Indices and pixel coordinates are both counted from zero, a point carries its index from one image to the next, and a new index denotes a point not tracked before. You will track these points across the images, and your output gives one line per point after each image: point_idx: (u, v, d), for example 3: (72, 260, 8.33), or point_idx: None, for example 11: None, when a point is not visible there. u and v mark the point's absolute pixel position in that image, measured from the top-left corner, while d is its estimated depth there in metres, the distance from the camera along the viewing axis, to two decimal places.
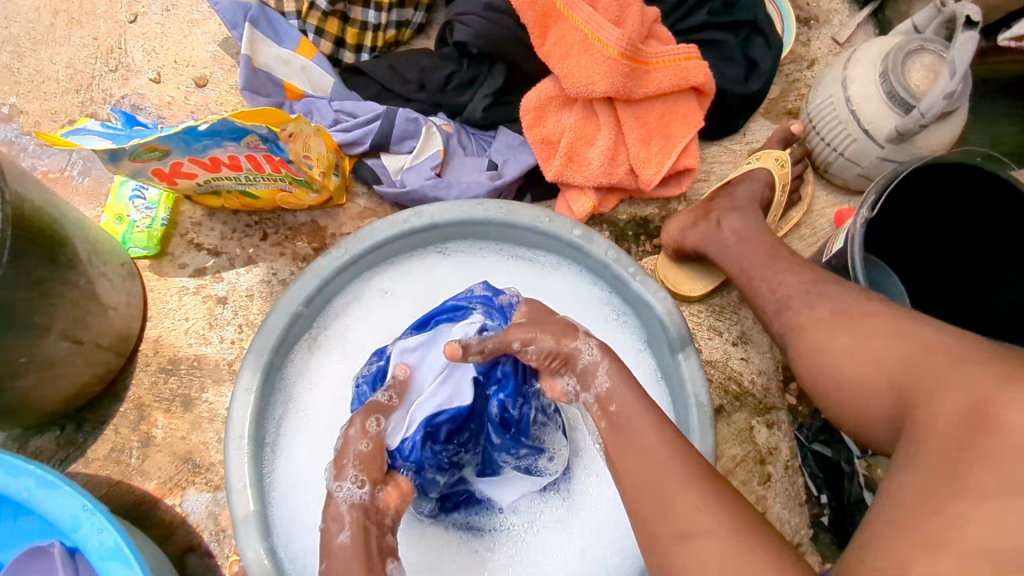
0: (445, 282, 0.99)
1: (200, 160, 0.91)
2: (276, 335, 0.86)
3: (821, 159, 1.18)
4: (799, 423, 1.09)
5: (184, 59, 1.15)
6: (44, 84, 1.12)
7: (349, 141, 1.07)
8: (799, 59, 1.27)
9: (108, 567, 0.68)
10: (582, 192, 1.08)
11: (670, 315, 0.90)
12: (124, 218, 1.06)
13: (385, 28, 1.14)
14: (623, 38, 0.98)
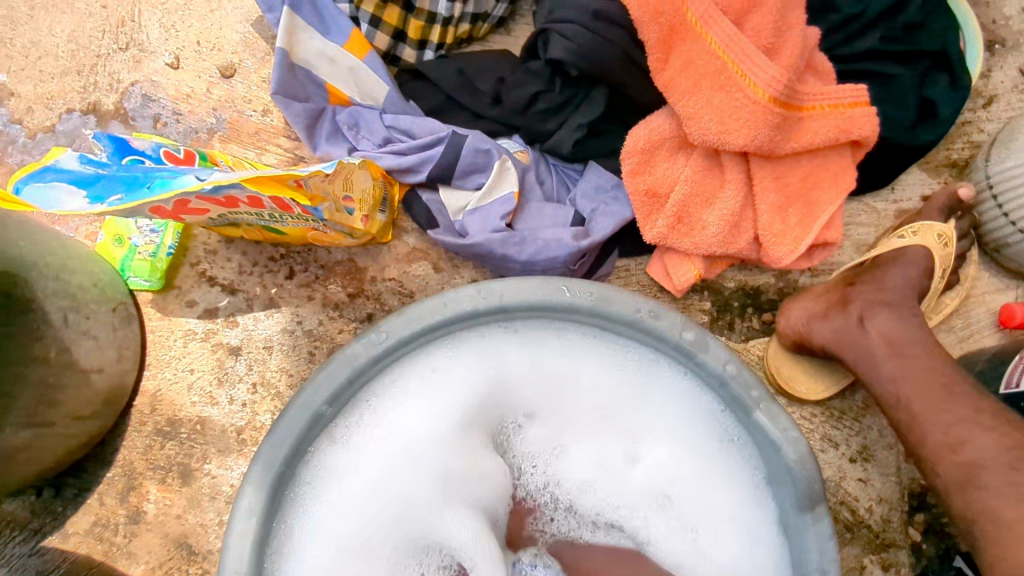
0: (511, 369, 0.76)
1: (214, 198, 0.71)
2: (290, 441, 0.67)
3: (991, 236, 0.92)
4: (922, 566, 0.88)
5: (209, 41, 0.93)
6: (41, 62, 0.92)
7: (402, 168, 0.85)
8: (973, 94, 0.99)
9: None
10: (686, 258, 0.86)
11: (803, 463, 0.68)
12: (125, 240, 0.87)
13: (458, 22, 0.90)
14: (778, 79, 0.73)
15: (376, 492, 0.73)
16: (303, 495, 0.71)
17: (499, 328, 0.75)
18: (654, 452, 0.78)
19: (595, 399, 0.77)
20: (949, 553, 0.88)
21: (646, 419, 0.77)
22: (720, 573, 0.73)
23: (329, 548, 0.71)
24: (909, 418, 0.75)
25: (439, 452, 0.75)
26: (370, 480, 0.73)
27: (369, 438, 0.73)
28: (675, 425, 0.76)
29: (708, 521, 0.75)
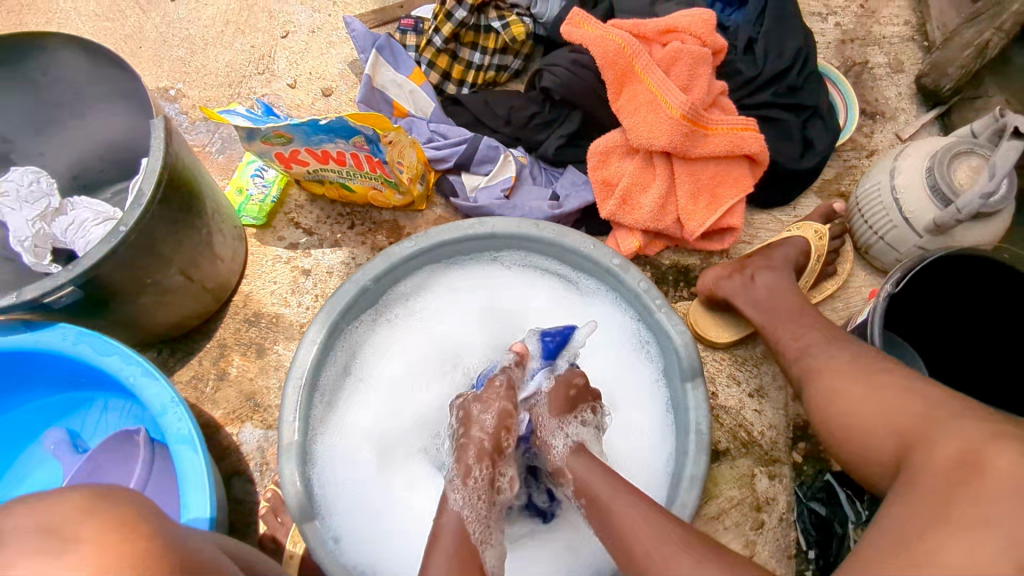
0: (498, 283, 1.15)
1: (314, 151, 1.10)
2: (345, 302, 1.03)
3: (861, 240, 1.26)
4: (802, 481, 1.17)
5: (318, 73, 1.36)
6: (205, 77, 1.35)
7: (437, 157, 1.24)
8: (859, 148, 1.35)
9: (178, 450, 0.84)
10: (630, 232, 1.20)
11: (686, 346, 1.00)
12: (244, 191, 1.26)
13: (486, 69, 1.31)
14: (688, 103, 1.12)
15: (397, 351, 1.12)
16: (351, 343, 1.08)
17: (491, 257, 1.14)
18: (588, 361, 1.11)
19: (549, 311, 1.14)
20: (821, 473, 1.17)
21: (585, 330, 1.12)
22: (627, 438, 1.05)
23: (364, 379, 1.09)
24: (774, 332, 1.05)
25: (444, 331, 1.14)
26: (395, 343, 1.12)
27: (400, 316, 1.13)
28: (604, 335, 1.11)
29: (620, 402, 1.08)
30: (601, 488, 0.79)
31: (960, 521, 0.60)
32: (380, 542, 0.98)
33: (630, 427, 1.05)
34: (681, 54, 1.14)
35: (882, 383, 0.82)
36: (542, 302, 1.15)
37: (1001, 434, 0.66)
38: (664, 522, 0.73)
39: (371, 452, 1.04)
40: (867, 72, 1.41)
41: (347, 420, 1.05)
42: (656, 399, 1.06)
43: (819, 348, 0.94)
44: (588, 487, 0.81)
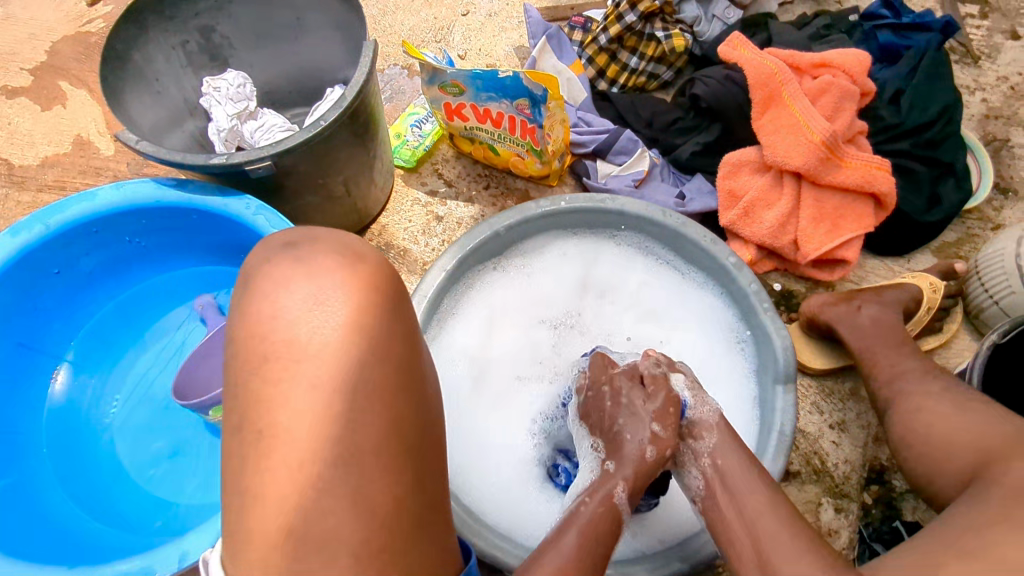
0: (609, 257, 1.24)
1: (477, 108, 1.23)
2: (477, 241, 1.14)
3: (974, 302, 1.27)
4: (868, 522, 1.18)
5: (486, 51, 1.49)
6: (390, 36, 1.51)
7: (578, 141, 1.35)
8: (986, 219, 1.37)
9: None
10: (746, 245, 1.27)
11: (785, 352, 1.06)
12: (401, 137, 1.39)
13: (639, 74, 1.41)
14: (829, 131, 1.19)
15: (506, 294, 1.22)
16: (470, 278, 1.19)
17: (609, 234, 1.23)
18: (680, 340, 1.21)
19: (653, 292, 1.23)
20: (889, 519, 1.19)
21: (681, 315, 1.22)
22: None
23: (473, 312, 1.19)
24: (871, 362, 1.08)
25: (552, 288, 1.24)
26: (505, 287, 1.22)
27: (516, 264, 1.22)
28: (700, 323, 1.20)
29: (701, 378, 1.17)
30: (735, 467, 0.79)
31: None
32: (459, 454, 1.07)
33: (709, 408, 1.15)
34: (830, 87, 1.21)
35: (975, 415, 0.85)
36: (646, 283, 1.23)
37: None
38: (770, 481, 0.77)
39: (466, 375, 1.14)
40: (1007, 150, 1.43)
41: (452, 342, 1.16)
42: (743, 392, 1.14)
43: (913, 375, 0.98)
44: (722, 451, 0.81)
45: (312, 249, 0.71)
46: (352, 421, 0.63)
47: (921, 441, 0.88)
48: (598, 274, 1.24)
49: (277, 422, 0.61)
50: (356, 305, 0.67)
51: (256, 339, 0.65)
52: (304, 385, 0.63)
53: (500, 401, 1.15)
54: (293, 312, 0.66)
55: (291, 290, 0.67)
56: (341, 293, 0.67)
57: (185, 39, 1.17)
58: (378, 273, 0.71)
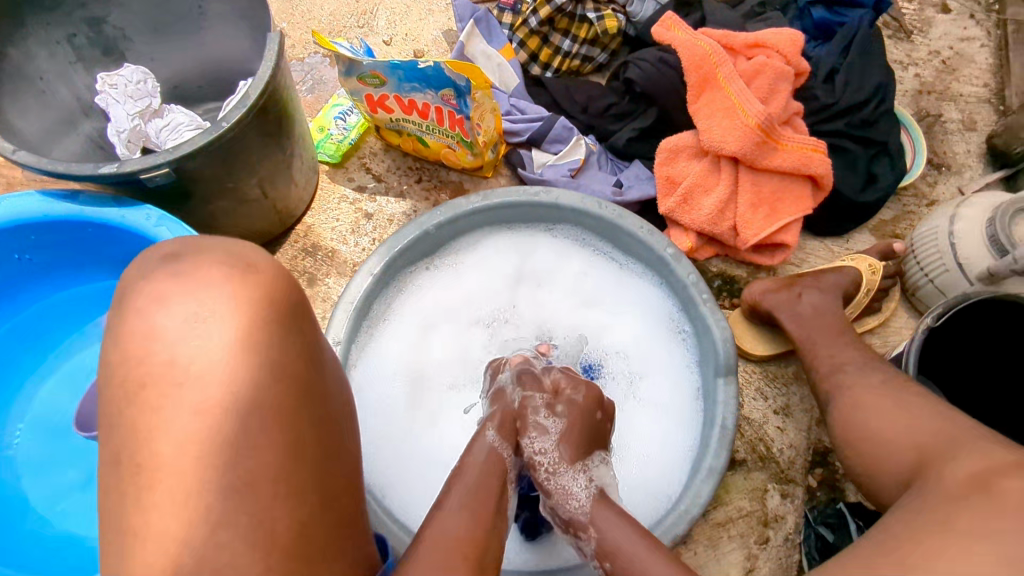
0: (545, 252, 1.20)
1: (401, 99, 1.16)
2: (405, 242, 1.09)
3: (910, 281, 1.27)
4: (814, 505, 1.19)
5: (413, 35, 1.41)
6: (308, 21, 1.42)
7: (512, 130, 1.29)
8: (921, 195, 1.37)
9: None
10: (685, 232, 1.25)
11: (725, 344, 1.04)
12: (325, 130, 1.32)
13: (573, 57, 1.36)
14: (764, 114, 1.16)
15: (440, 296, 1.17)
16: (402, 281, 1.14)
17: (545, 229, 1.19)
18: (622, 334, 1.17)
19: (593, 286, 1.19)
20: (834, 501, 1.19)
21: (622, 308, 1.18)
22: (650, 411, 1.12)
23: (405, 316, 1.14)
24: (812, 351, 1.07)
25: (488, 286, 1.19)
26: (438, 289, 1.17)
27: (450, 264, 1.18)
28: (642, 316, 1.17)
29: (644, 371, 1.15)
30: (623, 539, 0.76)
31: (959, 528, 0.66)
32: (392, 465, 1.04)
33: (652, 403, 1.12)
34: (764, 68, 1.19)
35: (912, 410, 0.85)
36: (586, 276, 1.20)
37: (1020, 465, 0.70)
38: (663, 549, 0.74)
39: (399, 382, 1.10)
40: (940, 125, 1.43)
41: (385, 350, 1.12)
42: (686, 383, 1.12)
43: (853, 368, 0.98)
44: (609, 554, 0.77)
45: (195, 254, 0.61)
46: (255, 450, 0.55)
47: (862, 437, 0.87)
48: (536, 269, 1.20)
49: (161, 457, 0.53)
50: (247, 320, 0.58)
51: (135, 362, 0.56)
52: (190, 410, 0.54)
53: (436, 408, 1.10)
54: (171, 328, 0.56)
55: (169, 312, 0.57)
56: (232, 307, 0.58)
57: (72, 32, 1.07)
58: (275, 284, 0.62)
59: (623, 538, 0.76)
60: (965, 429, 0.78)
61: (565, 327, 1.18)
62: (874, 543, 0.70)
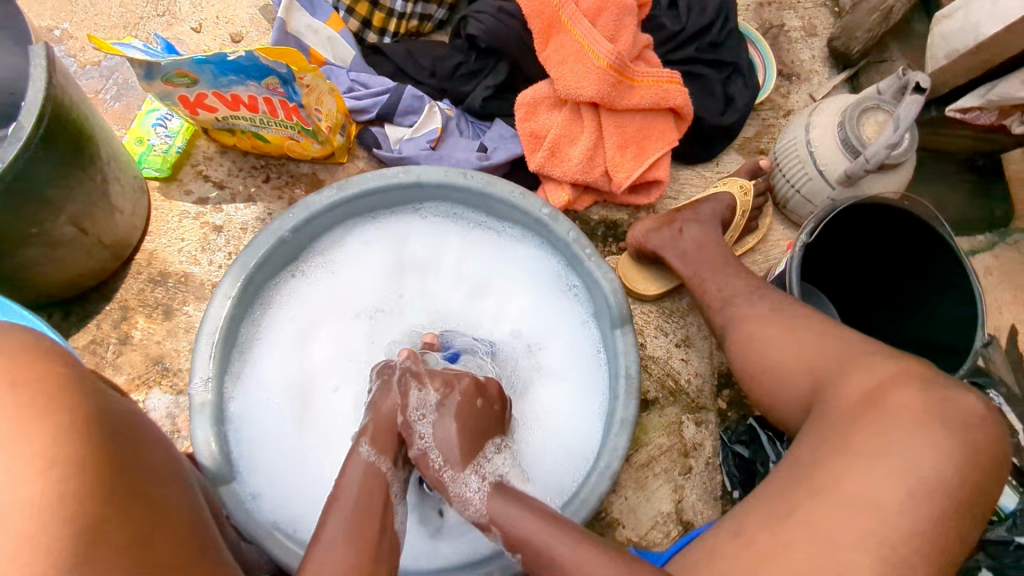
0: (418, 234, 1.13)
1: (223, 95, 1.02)
2: (259, 254, 0.98)
3: (780, 195, 1.30)
4: (726, 425, 1.21)
5: (225, 17, 1.25)
6: (96, 18, 1.23)
7: (358, 107, 1.19)
8: (777, 107, 1.39)
9: None
10: (560, 186, 1.20)
11: (615, 295, 1.01)
12: (144, 141, 1.17)
13: (409, 18, 1.26)
14: (614, 53, 1.12)
15: (313, 302, 1.08)
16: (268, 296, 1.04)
17: (413, 210, 1.12)
18: (514, 302, 1.13)
19: (475, 259, 1.14)
20: (744, 418, 1.22)
21: (509, 276, 1.13)
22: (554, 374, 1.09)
23: (278, 332, 1.05)
24: (700, 284, 1.07)
25: (363, 281, 1.11)
26: (310, 296, 1.08)
27: (318, 267, 1.09)
28: (530, 280, 1.12)
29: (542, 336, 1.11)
30: (513, 526, 0.76)
31: (861, 449, 0.68)
32: (295, 494, 0.96)
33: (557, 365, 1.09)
34: (606, 5, 1.14)
35: (799, 329, 0.86)
36: (465, 251, 1.14)
37: (906, 377, 0.72)
38: (562, 527, 0.74)
39: (285, 405, 1.02)
40: (783, 34, 1.44)
41: (264, 374, 1.02)
42: (585, 340, 1.09)
43: (741, 298, 0.98)
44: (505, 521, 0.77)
45: None
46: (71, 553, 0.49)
47: (758, 367, 0.88)
48: (411, 252, 1.13)
49: None
50: (33, 416, 0.51)
51: None
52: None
53: (332, 423, 1.03)
54: None
55: None
56: (8, 411, 0.50)
57: None
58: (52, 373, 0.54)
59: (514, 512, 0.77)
60: (851, 344, 0.80)
61: (454, 308, 1.13)
62: (783, 476, 0.72)
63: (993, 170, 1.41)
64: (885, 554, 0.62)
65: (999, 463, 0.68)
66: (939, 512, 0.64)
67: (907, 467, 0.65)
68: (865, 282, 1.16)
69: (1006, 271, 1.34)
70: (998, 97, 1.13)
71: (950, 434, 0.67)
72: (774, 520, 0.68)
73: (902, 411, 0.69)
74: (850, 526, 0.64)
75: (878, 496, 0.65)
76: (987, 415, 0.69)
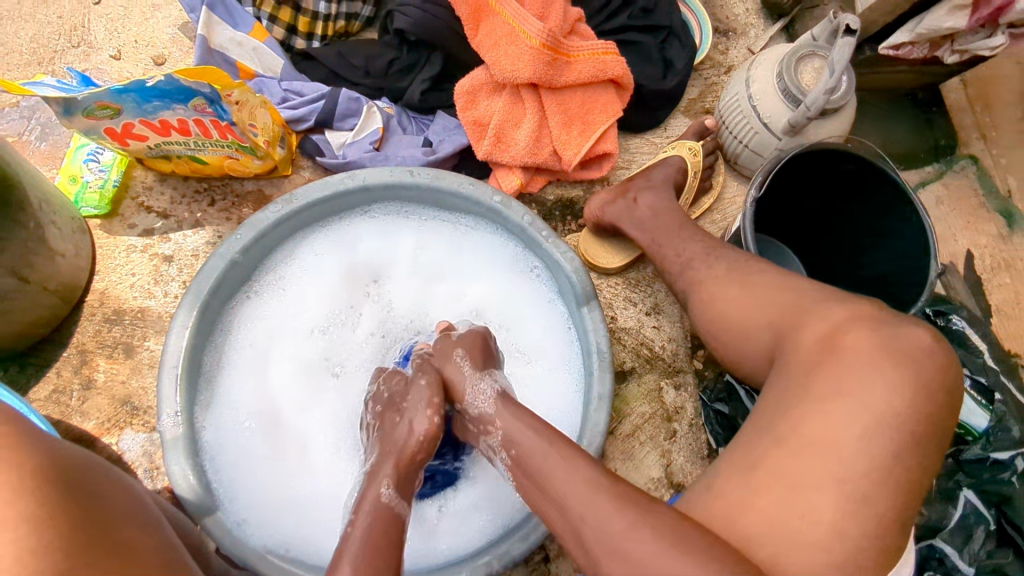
0: (370, 235, 1.11)
1: (151, 123, 0.99)
2: (211, 280, 0.96)
3: (730, 152, 1.31)
4: (704, 385, 1.23)
5: (144, 40, 1.21)
6: (8, 56, 1.18)
7: (295, 118, 1.15)
8: (718, 65, 1.39)
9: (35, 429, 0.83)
10: (511, 171, 1.18)
11: (577, 273, 1.01)
12: (78, 179, 1.14)
13: (335, 19, 1.23)
14: (544, 31, 1.11)
15: (271, 320, 1.06)
16: (225, 321, 1.02)
17: (361, 214, 1.10)
18: (476, 290, 1.11)
19: (431, 253, 1.12)
20: (721, 375, 1.24)
21: (468, 265, 1.12)
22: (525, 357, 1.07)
23: (239, 354, 1.03)
24: (658, 251, 1.07)
25: (320, 291, 1.08)
26: (267, 314, 1.06)
27: (272, 284, 1.06)
28: (491, 266, 1.11)
29: (509, 321, 1.09)
30: (529, 448, 0.75)
31: (822, 397, 0.69)
32: (284, 516, 0.95)
33: (529, 347, 1.08)
34: None
35: (752, 285, 0.87)
36: (420, 246, 1.12)
37: (858, 319, 0.74)
38: (573, 453, 0.73)
39: (259, 428, 1.00)
40: None
41: (232, 400, 1.01)
42: (553, 318, 1.09)
43: (700, 261, 0.98)
44: (514, 439, 0.77)
45: None
46: None
47: (720, 326, 0.89)
48: (365, 255, 1.11)
49: None
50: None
51: None
52: None
53: (308, 439, 1.01)
54: None
55: None
56: None
57: None
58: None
59: (525, 441, 0.76)
60: (803, 292, 0.81)
61: (420, 307, 1.10)
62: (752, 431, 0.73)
63: (934, 103, 1.44)
64: (845, 488, 0.64)
65: (951, 392, 0.69)
66: (902, 453, 0.65)
67: (865, 411, 0.67)
68: (820, 230, 1.18)
69: (956, 199, 1.37)
70: (928, 30, 1.14)
71: (904, 372, 0.68)
72: (737, 468, 0.70)
73: (860, 357, 0.71)
74: (817, 473, 0.66)
75: (838, 441, 0.66)
76: (931, 343, 0.70)
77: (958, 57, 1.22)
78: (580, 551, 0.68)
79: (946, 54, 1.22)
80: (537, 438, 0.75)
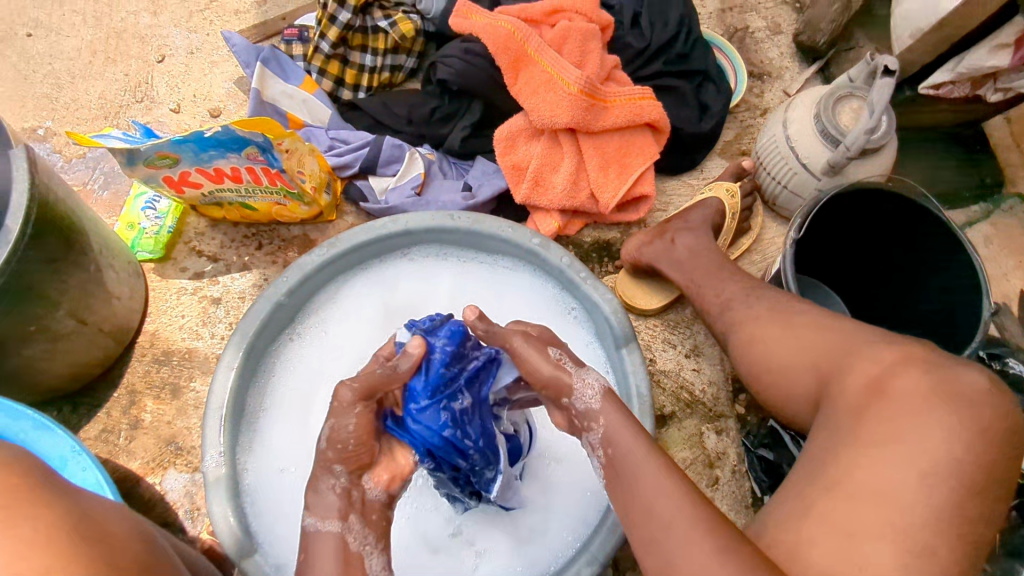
0: (409, 277, 1.13)
1: (205, 171, 1.03)
2: (257, 322, 0.98)
3: (769, 193, 1.30)
4: (746, 431, 1.19)
5: (202, 94, 1.28)
6: (78, 112, 1.26)
7: (340, 164, 1.20)
8: (753, 108, 1.40)
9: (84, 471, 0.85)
10: (548, 214, 1.20)
11: (616, 314, 1.01)
12: (136, 226, 1.20)
13: (380, 71, 1.28)
14: (582, 78, 1.15)
15: (312, 361, 1.07)
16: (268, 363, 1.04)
17: (402, 257, 1.13)
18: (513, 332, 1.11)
19: (469, 294, 1.13)
20: (764, 420, 1.20)
21: (506, 306, 1.12)
22: None
23: (280, 396, 1.04)
24: (697, 292, 1.06)
25: (359, 332, 1.10)
26: (308, 356, 1.07)
27: (314, 326, 1.09)
28: (529, 307, 1.11)
29: None
30: (624, 449, 0.72)
31: (871, 441, 0.67)
32: None
33: None
34: (570, 32, 1.18)
35: (797, 326, 0.86)
36: (458, 288, 1.13)
37: (909, 361, 0.71)
38: (663, 458, 0.70)
39: (299, 470, 1.00)
40: (749, 36, 1.46)
41: (273, 441, 1.02)
42: (592, 361, 1.08)
43: (740, 300, 0.97)
44: (612, 440, 0.74)
45: None
46: None
47: (762, 367, 0.87)
48: (404, 297, 1.12)
49: None
50: None
51: None
52: None
53: None
54: None
55: None
56: None
57: None
58: None
59: (626, 444, 0.73)
60: (849, 333, 0.79)
61: None
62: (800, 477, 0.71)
63: (978, 141, 1.41)
64: (903, 538, 0.61)
65: (1012, 436, 0.66)
66: (962, 500, 0.62)
67: (919, 456, 0.64)
68: (864, 271, 1.15)
69: (1006, 239, 1.33)
70: (969, 69, 1.14)
71: (959, 415, 0.65)
72: (785, 515, 0.67)
73: (907, 397, 0.68)
74: (871, 520, 0.63)
75: (892, 487, 0.63)
76: (987, 385, 0.68)
77: (1001, 96, 1.19)
78: (645, 539, 0.67)
79: (988, 91, 1.19)
80: (638, 444, 0.72)
